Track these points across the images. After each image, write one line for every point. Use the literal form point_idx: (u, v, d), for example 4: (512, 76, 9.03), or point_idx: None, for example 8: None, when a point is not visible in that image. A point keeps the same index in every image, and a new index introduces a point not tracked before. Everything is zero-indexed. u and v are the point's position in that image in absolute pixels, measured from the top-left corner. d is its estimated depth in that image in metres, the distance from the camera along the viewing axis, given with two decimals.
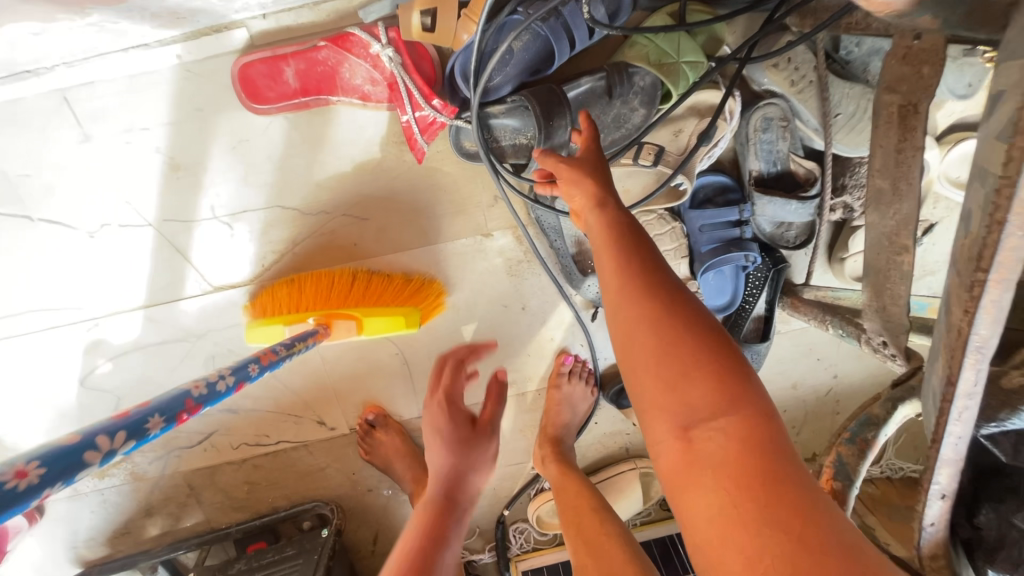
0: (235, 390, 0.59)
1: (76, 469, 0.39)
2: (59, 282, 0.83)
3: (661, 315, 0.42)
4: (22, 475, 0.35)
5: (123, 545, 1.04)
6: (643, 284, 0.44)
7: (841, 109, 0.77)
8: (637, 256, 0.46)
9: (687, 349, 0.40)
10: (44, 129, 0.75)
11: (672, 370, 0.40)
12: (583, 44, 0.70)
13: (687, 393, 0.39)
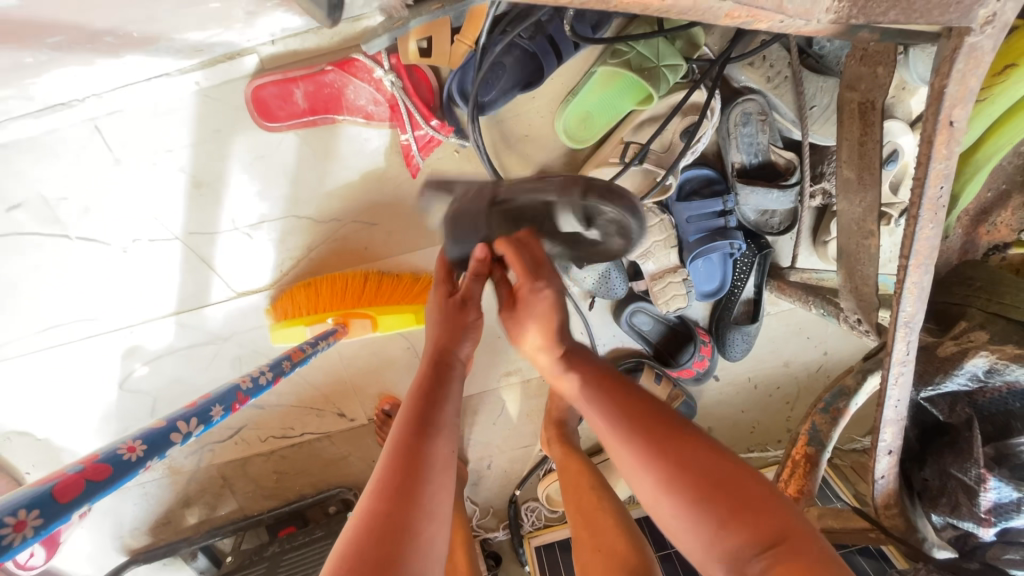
0: (275, 382, 0.68)
1: (164, 446, 0.50)
2: (97, 293, 0.90)
3: (682, 469, 0.49)
4: (132, 449, 0.47)
5: (165, 533, 1.13)
6: (655, 444, 0.51)
7: (816, 102, 0.83)
8: (626, 416, 0.54)
9: (693, 491, 0.48)
10: (78, 153, 0.82)
11: (716, 517, 0.46)
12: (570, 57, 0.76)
13: (734, 537, 0.46)
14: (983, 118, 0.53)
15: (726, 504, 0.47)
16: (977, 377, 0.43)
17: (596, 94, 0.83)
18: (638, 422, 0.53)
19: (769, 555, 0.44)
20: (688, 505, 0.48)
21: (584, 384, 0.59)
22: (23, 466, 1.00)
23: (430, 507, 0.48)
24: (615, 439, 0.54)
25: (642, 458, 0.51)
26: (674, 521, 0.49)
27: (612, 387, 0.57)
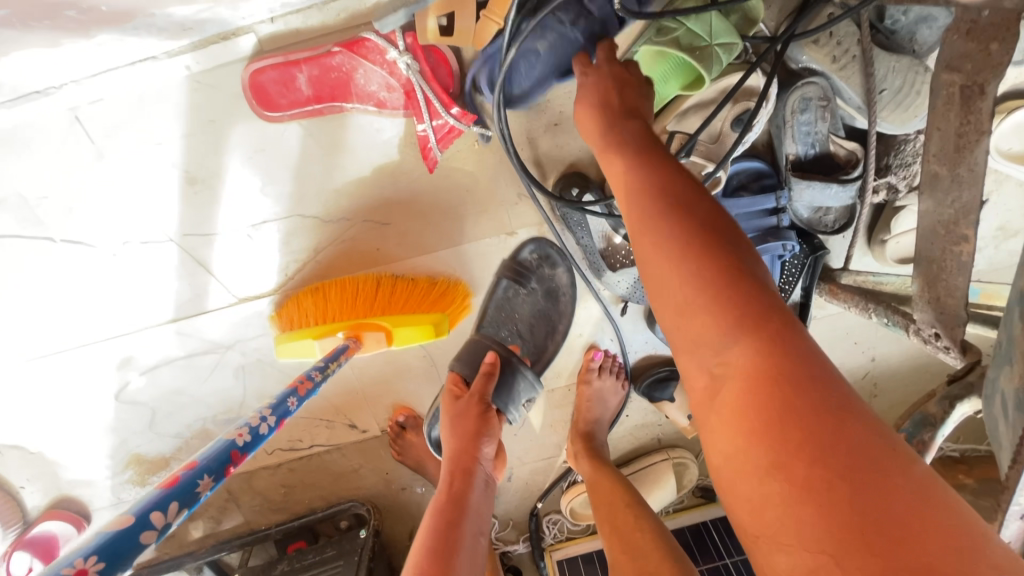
0: (277, 428, 0.61)
1: (131, 552, 0.42)
2: (87, 300, 0.83)
3: (680, 257, 0.44)
4: (85, 569, 0.38)
5: (170, 546, 1.08)
6: (668, 227, 0.45)
7: (886, 85, 0.72)
8: (691, 271, 0.43)
9: (756, 395, 0.38)
10: (59, 147, 0.74)
11: (690, 310, 0.42)
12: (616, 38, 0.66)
13: (698, 328, 0.42)
14: None
15: (713, 306, 0.41)
16: None
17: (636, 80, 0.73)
18: (722, 303, 0.41)
19: (734, 355, 0.40)
20: (679, 292, 0.43)
21: (640, 213, 0.48)
22: (17, 480, 0.94)
23: None
24: (681, 314, 0.43)
25: (692, 328, 0.42)
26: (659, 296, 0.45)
27: (685, 250, 0.44)
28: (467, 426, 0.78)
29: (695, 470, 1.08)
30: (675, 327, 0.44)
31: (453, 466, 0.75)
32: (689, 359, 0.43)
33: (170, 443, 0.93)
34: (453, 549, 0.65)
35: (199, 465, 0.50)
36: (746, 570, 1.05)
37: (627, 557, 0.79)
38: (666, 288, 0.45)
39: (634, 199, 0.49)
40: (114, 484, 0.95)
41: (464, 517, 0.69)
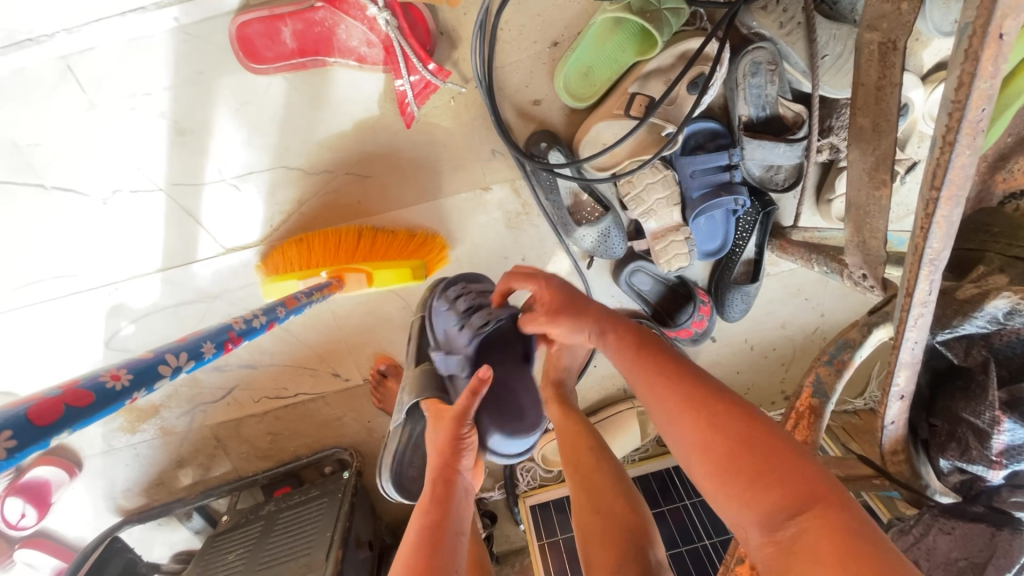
0: (268, 327, 0.66)
1: (154, 379, 0.46)
2: (78, 248, 0.86)
3: (705, 424, 0.47)
4: (117, 376, 0.42)
5: (161, 492, 1.13)
6: (689, 400, 0.49)
7: (828, 51, 0.79)
8: (722, 435, 0.46)
9: (832, 552, 0.37)
10: (51, 96, 0.77)
11: (736, 478, 0.43)
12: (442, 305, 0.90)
13: (754, 497, 0.42)
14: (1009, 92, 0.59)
15: (748, 470, 0.43)
16: (998, 317, 0.42)
17: (596, 49, 0.80)
18: (765, 471, 0.42)
19: (797, 518, 0.40)
20: (716, 462, 0.45)
21: (663, 390, 0.51)
22: None
23: None
24: (725, 483, 0.44)
25: (744, 498, 0.43)
26: (703, 476, 0.46)
27: (718, 424, 0.46)
28: (449, 436, 0.70)
29: (659, 418, 1.16)
30: (725, 499, 0.44)
31: (436, 473, 0.67)
32: (754, 535, 0.42)
33: None
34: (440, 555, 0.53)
35: (205, 335, 0.55)
36: (703, 509, 1.14)
37: (586, 493, 0.87)
38: (703, 456, 0.46)
39: (649, 380, 0.53)
40: None
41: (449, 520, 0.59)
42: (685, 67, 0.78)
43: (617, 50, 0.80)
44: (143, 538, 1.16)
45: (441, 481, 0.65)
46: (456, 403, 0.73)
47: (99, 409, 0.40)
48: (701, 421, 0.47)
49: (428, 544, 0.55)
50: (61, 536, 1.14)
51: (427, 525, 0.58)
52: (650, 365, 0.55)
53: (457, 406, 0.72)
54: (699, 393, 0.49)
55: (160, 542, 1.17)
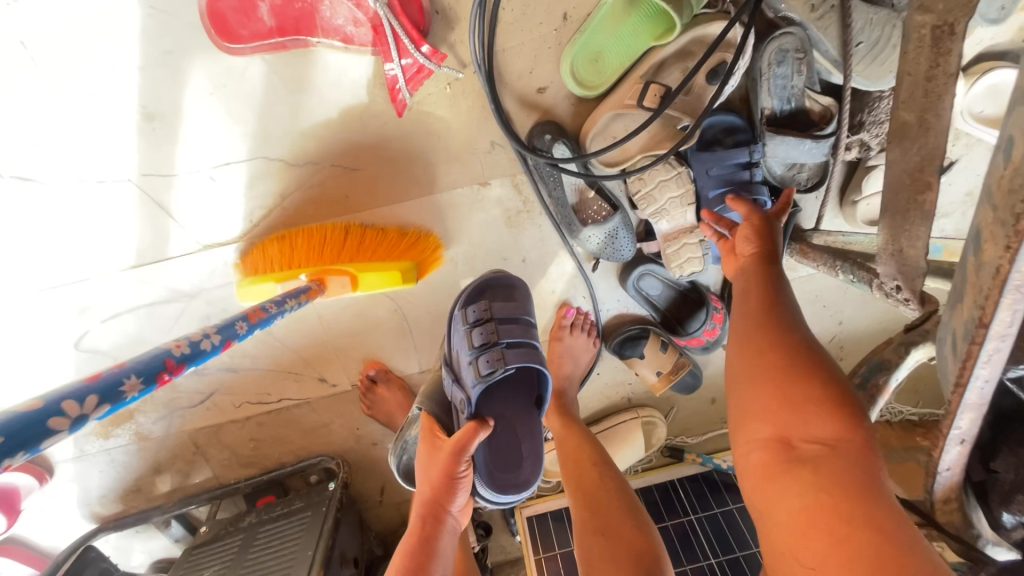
0: (221, 347, 0.58)
1: (38, 438, 0.37)
2: (40, 243, 0.80)
3: (776, 350, 0.49)
4: None
5: (137, 500, 1.07)
6: (773, 329, 0.51)
7: (862, 38, 0.72)
8: (791, 362, 0.48)
9: (835, 484, 0.43)
10: (5, 75, 0.70)
11: (783, 399, 0.47)
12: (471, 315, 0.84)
13: (794, 417, 0.46)
14: None
15: (797, 399, 0.46)
16: None
17: (608, 31, 0.72)
18: (813, 405, 0.45)
19: (822, 447, 0.45)
20: (771, 375, 0.48)
21: (758, 310, 0.53)
22: None
23: None
24: (769, 397, 0.48)
25: (781, 411, 0.47)
26: (745, 381, 0.50)
27: (789, 356, 0.48)
28: (446, 471, 0.76)
29: (664, 429, 1.10)
30: (757, 405, 0.49)
31: (426, 509, 0.74)
32: (764, 435, 0.48)
33: None
34: None
35: (132, 366, 0.47)
36: (709, 526, 1.08)
37: (589, 512, 0.81)
38: (765, 365, 0.49)
39: (754, 298, 0.54)
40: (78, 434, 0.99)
41: (431, 562, 0.68)
42: (705, 53, 0.71)
43: (630, 33, 0.71)
44: (118, 547, 1.10)
45: (430, 515, 0.73)
46: (454, 444, 0.77)
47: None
48: (773, 344, 0.50)
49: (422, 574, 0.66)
50: (32, 543, 1.08)
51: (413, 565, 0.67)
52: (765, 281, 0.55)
53: (458, 445, 0.77)
54: (790, 328, 0.51)
55: (137, 550, 1.12)
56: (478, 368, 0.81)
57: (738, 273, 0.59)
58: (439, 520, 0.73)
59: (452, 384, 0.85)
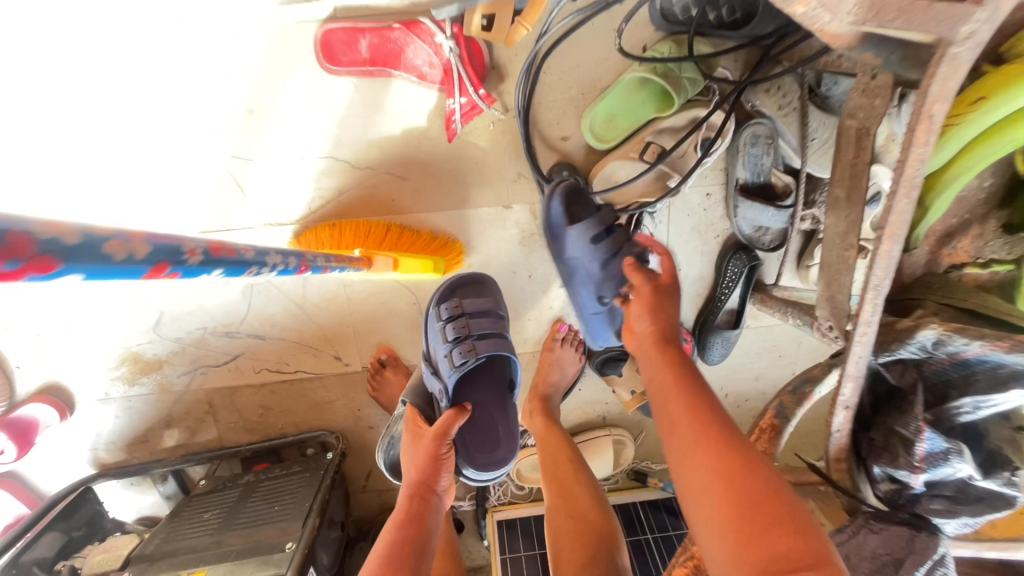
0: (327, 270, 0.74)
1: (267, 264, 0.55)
2: (130, 203, 0.95)
3: (725, 467, 0.53)
4: (249, 250, 0.52)
5: (141, 451, 1.15)
6: (716, 444, 0.55)
7: (817, 135, 0.92)
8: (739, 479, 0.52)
9: None
10: (144, 66, 0.88)
11: (750, 526, 0.49)
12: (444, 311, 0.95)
13: (765, 541, 0.48)
14: (957, 140, 0.55)
15: (760, 526, 0.49)
16: (927, 346, 0.50)
17: (622, 101, 0.93)
18: (777, 526, 0.48)
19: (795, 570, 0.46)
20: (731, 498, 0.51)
21: (695, 424, 0.58)
22: (18, 359, 1.05)
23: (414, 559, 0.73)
24: (734, 522, 0.50)
25: (751, 539, 0.48)
26: (708, 510, 0.53)
27: (737, 473, 0.52)
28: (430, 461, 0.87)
29: (632, 450, 1.22)
30: (724, 533, 0.50)
31: (414, 490, 0.84)
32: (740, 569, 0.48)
33: (169, 346, 1.07)
34: (411, 557, 0.73)
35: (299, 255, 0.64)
36: (662, 545, 1.18)
37: (561, 497, 0.92)
38: (723, 499, 0.52)
39: (689, 415, 0.59)
40: (106, 378, 1.08)
41: (419, 535, 0.77)
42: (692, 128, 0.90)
43: (638, 105, 0.92)
44: (112, 497, 1.16)
45: (417, 493, 0.83)
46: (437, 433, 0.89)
47: (134, 262, 0.37)
48: (723, 463, 0.53)
49: (408, 543, 0.75)
50: (32, 481, 1.15)
51: (401, 533, 0.76)
52: (692, 389, 0.61)
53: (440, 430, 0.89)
54: (735, 444, 0.55)
55: (127, 504, 1.18)
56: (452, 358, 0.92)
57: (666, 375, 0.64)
58: (424, 497, 0.83)
59: (430, 375, 0.96)
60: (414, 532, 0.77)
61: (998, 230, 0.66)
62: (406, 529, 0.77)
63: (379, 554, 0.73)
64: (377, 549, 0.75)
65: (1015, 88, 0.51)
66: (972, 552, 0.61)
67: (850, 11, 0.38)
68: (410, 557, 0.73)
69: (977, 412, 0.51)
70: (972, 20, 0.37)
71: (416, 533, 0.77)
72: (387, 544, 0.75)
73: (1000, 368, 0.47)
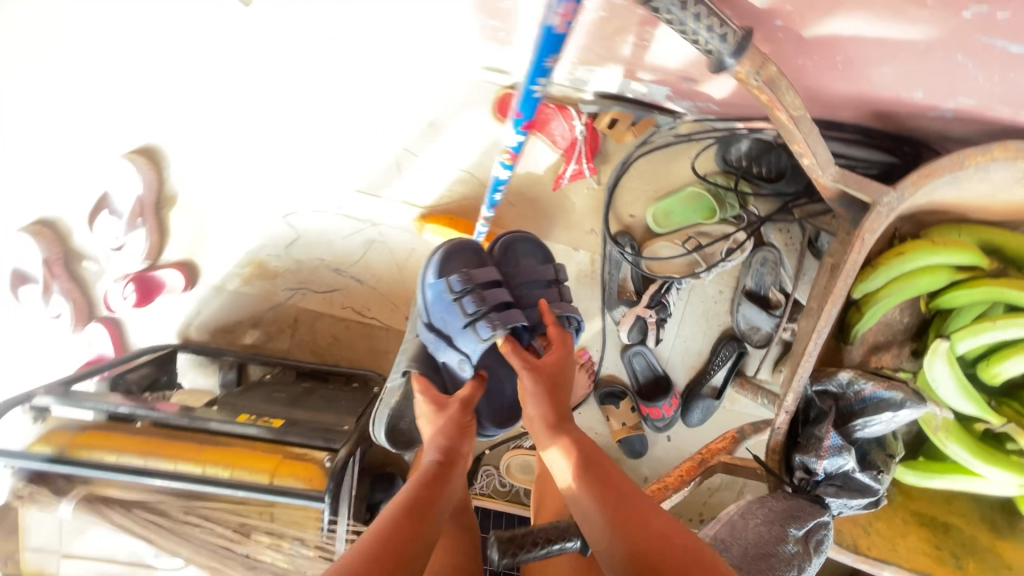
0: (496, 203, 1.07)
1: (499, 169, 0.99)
2: (320, 153, 1.30)
3: (625, 532, 0.61)
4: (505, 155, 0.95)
5: (223, 338, 1.39)
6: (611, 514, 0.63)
7: (806, 272, 1.31)
8: (638, 540, 0.60)
9: None
10: (375, 72, 1.25)
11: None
12: (457, 286, 0.89)
13: None
14: (882, 275, 0.89)
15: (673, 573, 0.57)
16: (844, 383, 0.80)
17: (680, 204, 1.30)
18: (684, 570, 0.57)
19: None
20: (642, 557, 0.59)
21: (589, 504, 0.64)
22: (174, 234, 1.33)
23: (433, 515, 0.72)
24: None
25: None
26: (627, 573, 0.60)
27: (639, 532, 0.61)
28: (457, 427, 0.86)
29: None
30: None
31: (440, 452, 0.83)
32: None
33: (290, 263, 1.36)
34: (429, 515, 0.72)
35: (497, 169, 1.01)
36: None
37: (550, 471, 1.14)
38: (640, 562, 0.59)
39: (582, 495, 0.65)
40: (230, 272, 1.36)
41: (440, 495, 0.76)
42: (722, 237, 1.28)
43: (692, 210, 1.29)
44: (181, 368, 1.38)
45: (443, 461, 0.82)
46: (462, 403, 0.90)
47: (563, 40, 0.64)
48: (625, 528, 0.61)
49: (428, 500, 0.74)
50: (126, 333, 1.38)
51: (419, 490, 0.75)
52: (580, 464, 0.68)
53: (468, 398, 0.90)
54: (624, 505, 0.63)
55: (189, 379, 1.39)
56: (480, 330, 0.87)
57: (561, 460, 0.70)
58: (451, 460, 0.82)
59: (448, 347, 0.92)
60: (436, 488, 0.76)
61: (910, 353, 0.99)
62: (426, 486, 0.76)
63: (388, 513, 0.71)
64: (397, 498, 0.74)
65: (922, 251, 0.85)
66: (849, 560, 0.88)
67: (831, 172, 0.75)
68: (427, 513, 0.72)
69: (864, 430, 0.79)
70: (888, 195, 0.74)
71: (436, 491, 0.76)
72: (400, 500, 0.73)
73: (882, 403, 0.76)
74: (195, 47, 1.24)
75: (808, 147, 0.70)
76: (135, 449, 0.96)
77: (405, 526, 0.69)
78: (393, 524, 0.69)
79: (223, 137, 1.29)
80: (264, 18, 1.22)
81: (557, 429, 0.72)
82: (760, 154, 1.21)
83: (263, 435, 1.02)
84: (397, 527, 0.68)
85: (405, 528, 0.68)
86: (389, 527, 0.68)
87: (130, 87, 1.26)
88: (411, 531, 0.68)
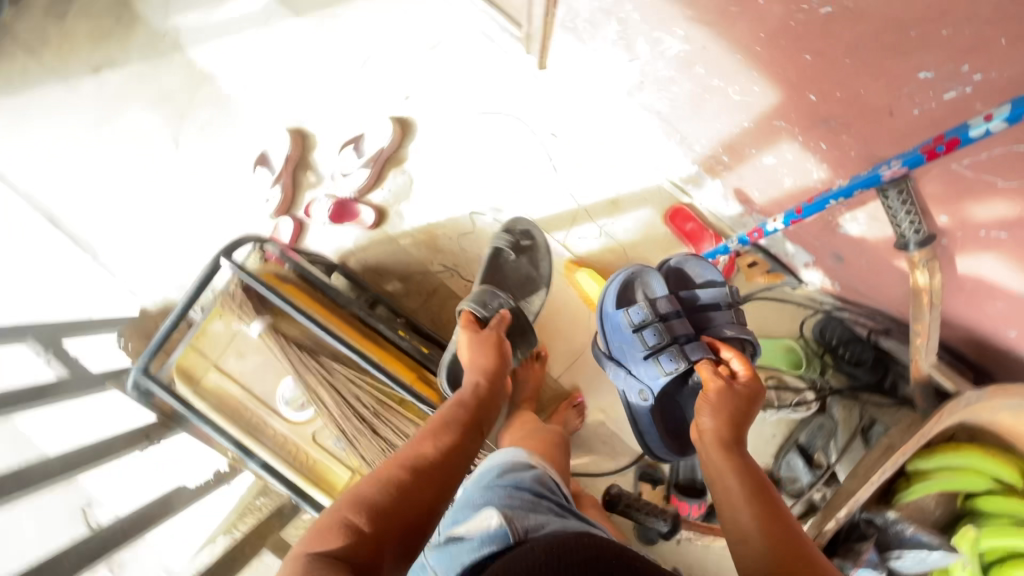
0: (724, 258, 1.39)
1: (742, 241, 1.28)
2: (523, 182, 1.61)
3: (770, 527, 0.73)
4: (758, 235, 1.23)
5: (371, 276, 1.64)
6: (761, 513, 0.75)
7: (853, 452, 1.43)
8: (779, 538, 0.72)
9: None
10: (595, 148, 1.59)
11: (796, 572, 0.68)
12: (639, 318, 1.14)
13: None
14: (936, 459, 1.10)
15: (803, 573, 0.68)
16: (889, 519, 1.02)
17: (775, 349, 1.55)
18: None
19: None
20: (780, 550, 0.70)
21: (742, 499, 0.78)
22: (385, 185, 1.65)
23: (470, 424, 0.91)
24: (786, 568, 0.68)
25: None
26: (760, 555, 0.71)
27: (782, 533, 0.73)
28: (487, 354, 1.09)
29: None
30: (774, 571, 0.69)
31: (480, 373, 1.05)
32: None
33: (456, 249, 1.63)
34: (467, 424, 0.90)
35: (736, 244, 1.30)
36: None
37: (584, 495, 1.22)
38: (775, 553, 0.70)
39: (737, 490, 0.79)
40: (407, 231, 1.65)
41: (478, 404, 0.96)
42: (796, 388, 1.53)
43: (781, 358, 1.54)
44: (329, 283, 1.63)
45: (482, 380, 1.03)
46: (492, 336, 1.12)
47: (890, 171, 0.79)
48: (769, 526, 0.74)
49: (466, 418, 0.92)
50: (304, 236, 1.65)
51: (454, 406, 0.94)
52: (740, 469, 0.82)
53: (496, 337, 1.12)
54: (774, 513, 0.75)
55: None
56: (664, 364, 1.11)
57: (720, 464, 0.84)
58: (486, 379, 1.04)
59: (635, 373, 1.18)
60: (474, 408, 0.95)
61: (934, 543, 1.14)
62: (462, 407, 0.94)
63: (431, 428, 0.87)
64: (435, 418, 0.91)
65: (975, 453, 1.07)
66: None
67: (931, 358, 1.03)
68: (466, 428, 0.89)
69: (897, 560, 1.00)
70: (968, 393, 0.98)
71: (469, 404, 0.95)
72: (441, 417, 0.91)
73: (918, 543, 0.99)
74: (482, 74, 1.62)
75: (926, 330, 0.98)
76: (323, 313, 1.20)
77: (442, 429, 0.87)
78: (432, 432, 0.86)
79: (462, 138, 1.63)
80: (539, 78, 1.59)
81: (723, 439, 0.87)
82: (850, 338, 1.48)
83: (414, 351, 1.24)
84: (435, 433, 0.86)
85: (442, 433, 0.86)
86: (432, 438, 0.84)
87: (418, 77, 1.65)
88: (449, 436, 0.85)
